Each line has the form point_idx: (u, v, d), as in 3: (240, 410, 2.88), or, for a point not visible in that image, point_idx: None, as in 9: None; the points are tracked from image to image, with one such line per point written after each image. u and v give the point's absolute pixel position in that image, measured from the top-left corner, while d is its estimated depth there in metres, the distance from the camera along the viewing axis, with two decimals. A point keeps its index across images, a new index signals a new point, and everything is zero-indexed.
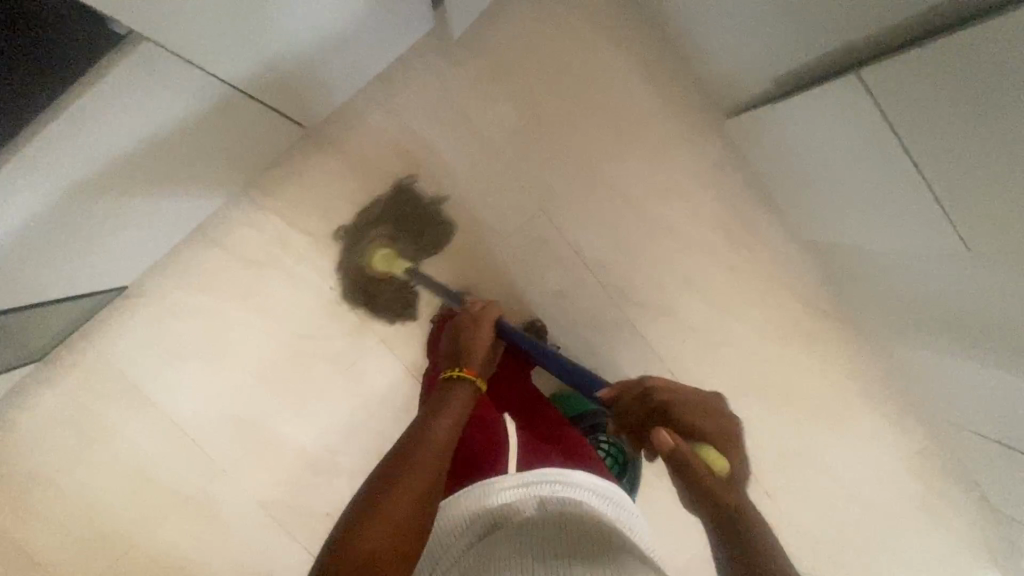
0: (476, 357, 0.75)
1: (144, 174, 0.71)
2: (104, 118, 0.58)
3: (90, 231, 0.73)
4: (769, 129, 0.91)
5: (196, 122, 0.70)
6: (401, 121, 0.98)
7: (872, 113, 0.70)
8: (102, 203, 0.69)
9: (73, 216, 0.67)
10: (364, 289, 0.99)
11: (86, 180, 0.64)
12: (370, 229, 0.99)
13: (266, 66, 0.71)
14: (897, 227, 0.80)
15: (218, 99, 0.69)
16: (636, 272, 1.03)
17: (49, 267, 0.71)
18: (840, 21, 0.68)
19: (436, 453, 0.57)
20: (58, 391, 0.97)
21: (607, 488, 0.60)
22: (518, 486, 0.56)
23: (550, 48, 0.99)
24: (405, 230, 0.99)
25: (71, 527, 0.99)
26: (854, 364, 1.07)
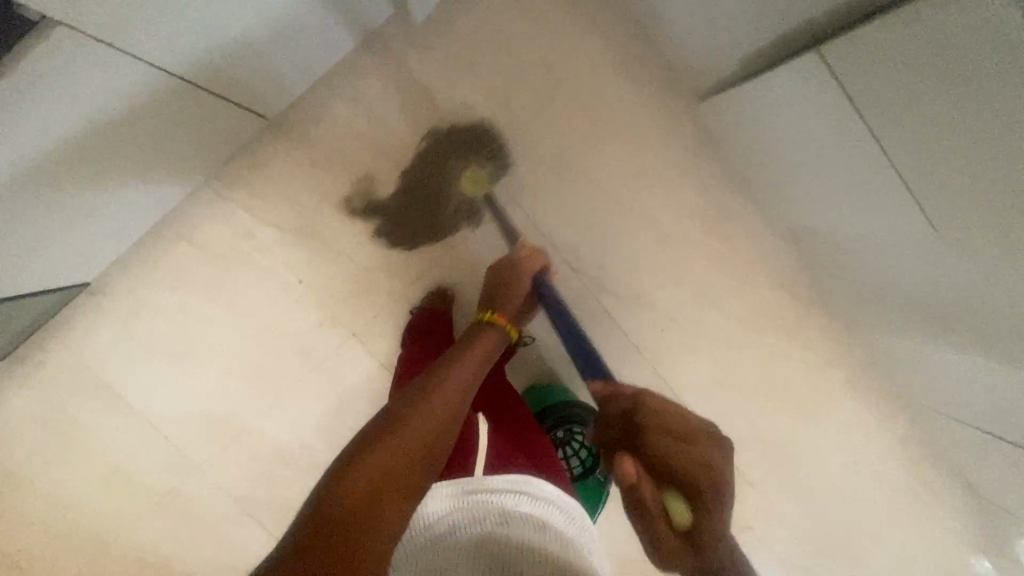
0: (510, 309, 0.80)
1: (90, 163, 0.71)
2: (35, 105, 0.58)
3: (33, 223, 0.72)
4: (740, 110, 0.89)
5: (136, 109, 0.69)
6: (365, 109, 0.96)
7: (838, 89, 0.68)
8: (46, 191, 0.69)
9: (18, 201, 0.67)
10: (429, 194, 0.98)
11: (25, 165, 0.64)
12: (469, 142, 0.98)
13: (206, 50, 0.69)
14: (867, 207, 0.79)
15: (156, 83, 0.68)
16: (609, 261, 1.01)
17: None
18: None
19: (441, 413, 0.57)
20: (23, 391, 0.96)
21: (571, 506, 0.59)
22: (484, 491, 0.54)
23: (517, 32, 0.96)
24: (497, 156, 0.98)
25: (39, 529, 0.98)
26: (832, 352, 1.05)
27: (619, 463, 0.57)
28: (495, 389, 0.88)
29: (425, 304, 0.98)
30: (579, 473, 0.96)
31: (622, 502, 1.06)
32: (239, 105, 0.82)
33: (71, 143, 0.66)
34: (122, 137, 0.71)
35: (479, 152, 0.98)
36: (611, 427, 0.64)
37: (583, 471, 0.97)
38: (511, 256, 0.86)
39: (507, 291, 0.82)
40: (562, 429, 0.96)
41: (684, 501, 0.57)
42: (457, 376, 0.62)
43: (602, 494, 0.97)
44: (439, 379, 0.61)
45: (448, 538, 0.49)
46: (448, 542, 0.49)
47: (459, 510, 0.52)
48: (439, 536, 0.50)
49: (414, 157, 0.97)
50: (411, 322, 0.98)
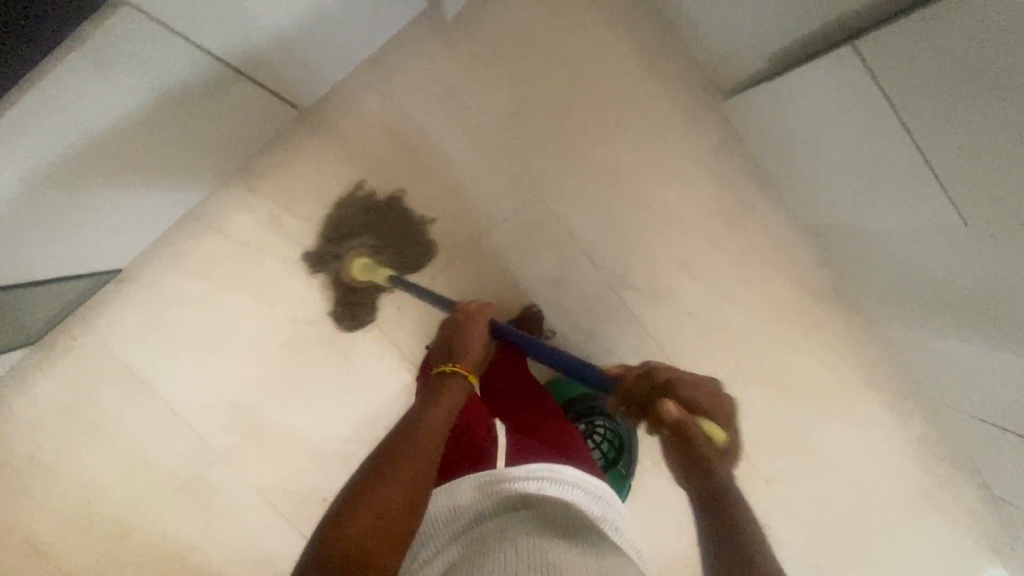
0: (474, 352, 0.74)
1: (132, 149, 0.73)
2: (88, 83, 0.60)
3: (76, 208, 0.74)
4: (765, 108, 0.91)
5: (183, 95, 0.71)
6: (394, 104, 0.97)
7: (870, 85, 0.70)
8: (90, 175, 0.71)
9: (64, 184, 0.69)
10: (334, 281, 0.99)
11: (75, 148, 0.66)
12: (366, 229, 0.98)
13: (253, 40, 0.72)
14: (893, 205, 0.80)
15: (204, 70, 0.70)
16: (631, 257, 1.03)
17: (40, 237, 0.73)
18: None
19: (417, 460, 0.53)
20: (50, 376, 0.97)
21: (596, 487, 0.59)
22: (508, 478, 0.55)
23: (545, 29, 0.98)
24: (395, 244, 0.99)
25: (65, 513, 0.99)
26: (851, 350, 1.06)
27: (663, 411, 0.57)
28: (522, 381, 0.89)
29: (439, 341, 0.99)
30: (602, 466, 0.96)
31: (642, 499, 1.07)
32: (275, 95, 0.84)
33: (113, 130, 0.68)
34: (160, 125, 0.73)
35: (383, 239, 0.98)
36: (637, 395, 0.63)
37: (605, 463, 0.97)
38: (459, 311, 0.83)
39: (465, 330, 0.78)
40: (584, 422, 0.97)
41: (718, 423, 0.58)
42: (436, 414, 0.60)
43: (625, 489, 0.96)
44: (419, 417, 0.59)
45: (473, 524, 0.51)
46: (477, 529, 0.50)
47: (484, 497, 0.53)
48: (464, 525, 0.51)
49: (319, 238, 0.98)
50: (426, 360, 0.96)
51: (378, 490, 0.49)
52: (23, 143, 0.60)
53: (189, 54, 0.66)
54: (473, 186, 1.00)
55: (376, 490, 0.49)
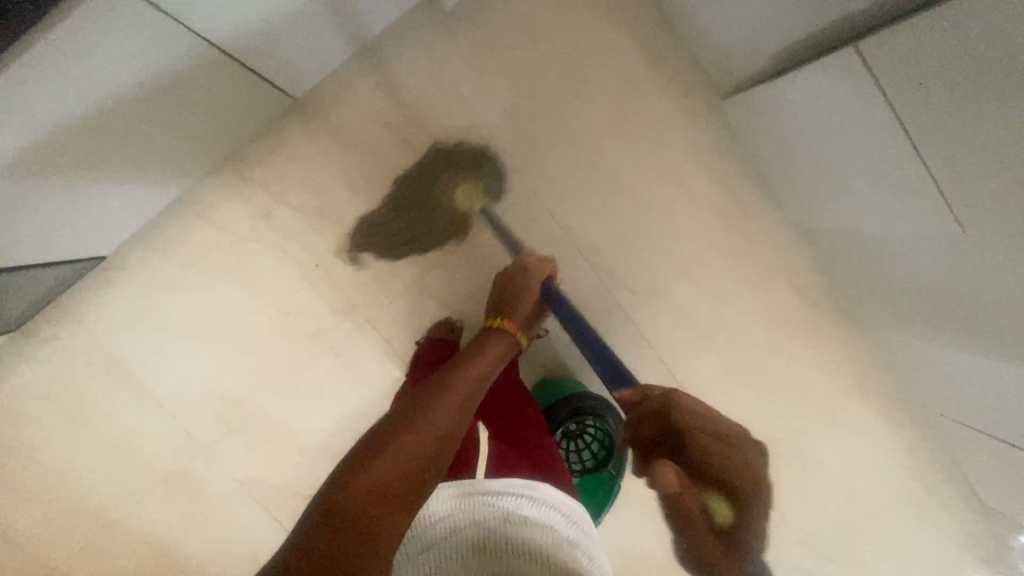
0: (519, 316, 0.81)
1: (120, 133, 0.72)
2: (73, 65, 0.58)
3: (62, 193, 0.73)
4: (765, 110, 0.90)
5: (174, 78, 0.70)
6: (391, 95, 0.96)
7: (871, 90, 0.69)
8: (74, 159, 0.70)
9: (47, 169, 0.68)
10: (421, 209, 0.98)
11: (61, 131, 0.64)
12: (452, 159, 0.98)
13: (249, 25, 0.70)
14: (891, 211, 0.79)
15: (196, 54, 0.69)
16: (626, 258, 1.02)
17: (22, 222, 0.72)
18: None
19: (450, 415, 0.54)
20: (32, 363, 0.96)
21: (572, 508, 0.59)
22: (490, 492, 0.55)
23: (545, 24, 0.97)
24: (482, 175, 0.99)
25: (45, 503, 0.98)
26: (845, 357, 1.06)
27: (660, 473, 0.56)
28: (513, 390, 0.88)
29: (434, 333, 0.98)
30: (591, 465, 0.97)
31: (631, 502, 1.06)
32: (269, 82, 0.83)
33: (100, 112, 0.66)
34: (150, 109, 0.71)
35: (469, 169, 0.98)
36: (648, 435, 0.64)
37: (594, 464, 0.97)
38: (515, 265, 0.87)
39: (512, 290, 0.84)
40: (574, 422, 0.95)
41: (725, 500, 0.56)
42: (474, 373, 0.63)
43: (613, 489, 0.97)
44: (454, 378, 0.60)
45: (448, 539, 0.50)
46: (455, 539, 0.50)
47: (460, 512, 0.52)
48: (439, 538, 0.50)
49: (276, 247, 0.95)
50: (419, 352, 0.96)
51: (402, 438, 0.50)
52: (4, 123, 0.59)
53: (180, 34, 0.65)
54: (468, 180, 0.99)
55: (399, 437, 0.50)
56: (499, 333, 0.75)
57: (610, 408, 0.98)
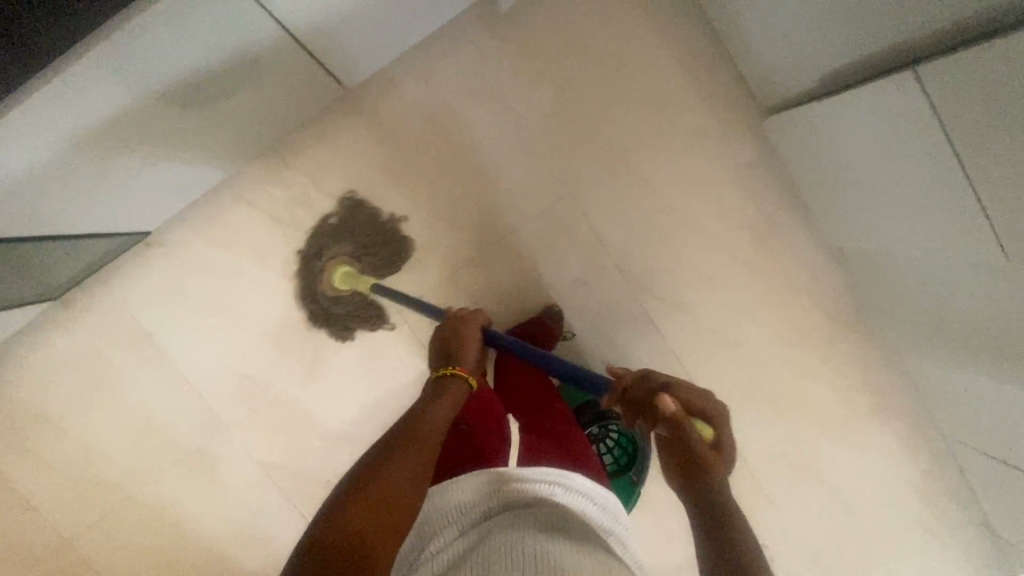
0: (468, 362, 0.72)
1: (178, 117, 0.73)
2: (141, 47, 0.61)
3: (114, 169, 0.74)
4: (805, 130, 0.91)
5: (236, 66, 0.71)
6: (436, 93, 0.97)
7: (916, 117, 0.70)
8: (129, 140, 0.72)
9: (105, 146, 0.70)
10: (317, 298, 0.98)
11: (123, 111, 0.67)
12: (333, 240, 0.98)
13: (313, 18, 0.72)
14: (926, 237, 0.80)
15: (261, 44, 0.70)
16: (656, 267, 1.03)
17: (74, 196, 0.73)
18: (896, 21, 0.69)
19: (409, 479, 0.49)
20: (62, 334, 0.97)
21: (604, 497, 0.60)
22: (522, 479, 0.56)
23: (592, 32, 0.98)
24: (371, 246, 0.98)
25: (63, 473, 0.99)
26: (867, 379, 1.07)
27: (661, 401, 0.56)
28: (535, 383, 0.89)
29: None
30: (613, 469, 0.98)
31: (646, 512, 1.06)
32: (326, 73, 0.84)
33: (166, 92, 0.68)
34: (211, 92, 0.73)
35: (354, 247, 0.98)
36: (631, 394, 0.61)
37: (617, 468, 0.98)
38: (449, 320, 0.79)
39: (457, 343, 0.74)
40: (598, 426, 0.97)
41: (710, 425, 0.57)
42: (430, 430, 0.56)
43: (635, 494, 0.97)
44: (414, 434, 0.54)
45: (483, 520, 0.51)
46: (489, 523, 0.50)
47: (491, 498, 0.53)
48: (472, 522, 0.51)
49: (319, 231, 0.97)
50: None
51: (366, 506, 0.45)
52: (71, 100, 0.61)
53: (257, 18, 0.67)
54: (500, 182, 1.00)
55: (360, 507, 0.44)
56: (450, 381, 0.67)
57: None
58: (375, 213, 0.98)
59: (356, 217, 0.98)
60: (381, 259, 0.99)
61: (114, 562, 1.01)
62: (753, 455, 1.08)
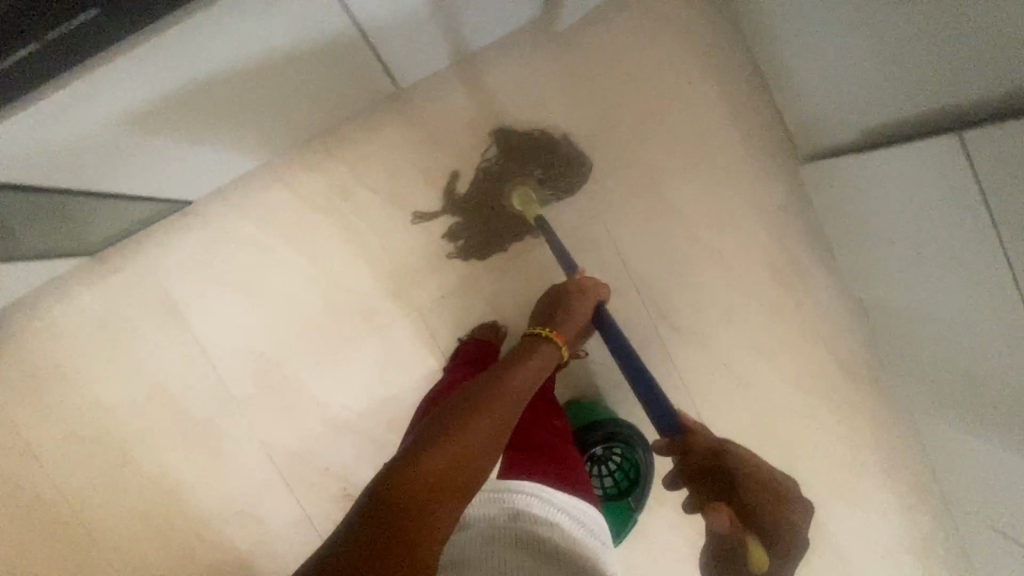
0: (567, 331, 0.77)
1: (236, 100, 0.76)
2: (210, 39, 0.62)
3: (166, 141, 0.77)
4: (841, 181, 0.93)
5: (305, 55, 0.74)
6: (483, 103, 1.00)
7: (954, 181, 0.71)
8: (184, 117, 0.74)
9: (158, 122, 0.72)
10: (478, 206, 1.01)
11: (181, 93, 0.69)
12: (519, 162, 1.01)
13: (383, 16, 0.74)
14: (953, 301, 0.81)
15: (329, 37, 0.73)
16: (677, 297, 1.04)
17: (124, 161, 0.76)
18: (942, 85, 0.70)
19: (496, 421, 0.54)
20: (91, 289, 0.99)
21: (582, 513, 0.65)
22: (504, 490, 0.62)
23: (642, 62, 1.00)
24: (547, 178, 1.01)
25: (69, 427, 1.00)
26: (877, 436, 1.06)
27: (713, 513, 0.63)
28: (542, 402, 0.90)
29: (477, 334, 1.00)
30: (612, 492, 0.98)
31: (639, 540, 1.06)
32: (383, 71, 0.87)
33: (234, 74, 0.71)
34: (275, 79, 0.76)
35: (536, 174, 1.01)
36: (698, 459, 0.68)
37: (616, 491, 0.99)
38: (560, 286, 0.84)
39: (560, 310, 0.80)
40: (603, 447, 0.97)
41: (763, 542, 0.63)
42: (519, 388, 0.61)
43: (631, 518, 0.99)
44: (503, 388, 0.59)
45: (462, 529, 0.57)
46: (467, 527, 0.57)
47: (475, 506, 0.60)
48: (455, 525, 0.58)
49: (355, 221, 1.00)
50: (458, 350, 0.99)
51: (452, 448, 0.49)
52: (133, 82, 0.63)
53: (331, 14, 0.69)
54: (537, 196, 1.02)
55: (445, 448, 0.49)
56: (542, 343, 0.72)
57: (642, 440, 0.99)
58: (541, 153, 1.01)
59: (552, 158, 1.01)
60: (549, 191, 1.01)
61: (108, 522, 1.02)
62: None
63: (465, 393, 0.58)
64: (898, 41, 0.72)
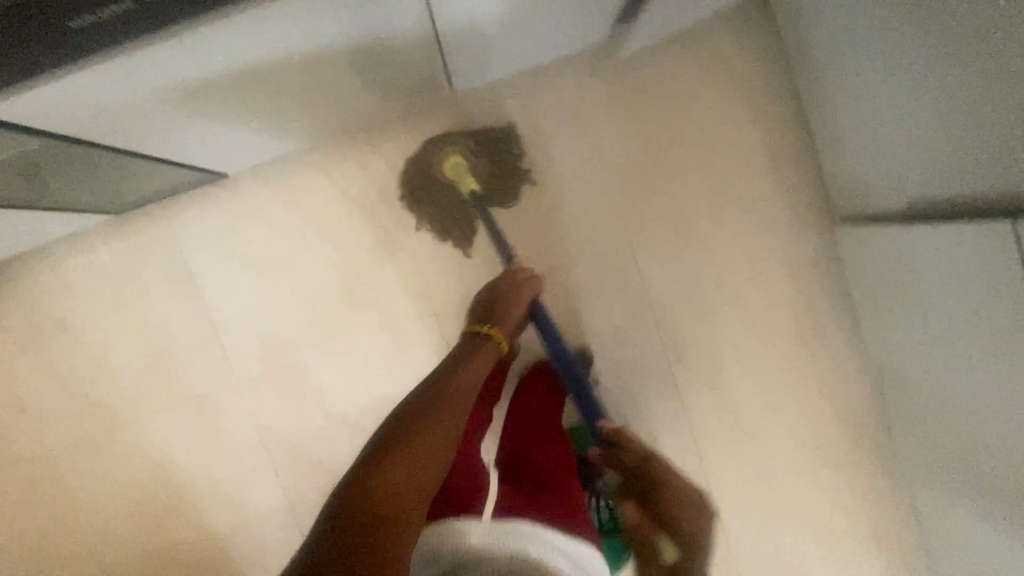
0: (509, 325, 0.78)
1: (295, 89, 0.74)
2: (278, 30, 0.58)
3: (214, 119, 0.75)
4: (875, 248, 0.93)
5: (377, 56, 0.73)
6: (532, 120, 1.00)
7: (989, 267, 0.72)
8: (234, 99, 0.71)
9: (200, 98, 0.67)
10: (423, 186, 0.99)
11: (229, 73, 0.63)
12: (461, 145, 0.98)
13: (461, 29, 0.73)
14: (972, 386, 0.81)
15: (405, 42, 0.71)
16: (695, 339, 1.04)
17: (168, 132, 0.74)
18: (986, 170, 0.72)
19: (449, 421, 0.57)
20: (110, 247, 0.98)
21: (580, 550, 0.62)
22: (498, 535, 0.58)
23: (694, 102, 1.01)
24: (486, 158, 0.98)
25: (67, 382, 0.99)
26: (874, 506, 1.06)
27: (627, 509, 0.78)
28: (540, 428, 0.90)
29: None
30: (605, 526, 0.97)
31: None
32: (443, 76, 0.87)
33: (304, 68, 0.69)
34: (341, 75, 0.75)
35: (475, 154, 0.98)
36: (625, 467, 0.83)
37: (610, 526, 0.98)
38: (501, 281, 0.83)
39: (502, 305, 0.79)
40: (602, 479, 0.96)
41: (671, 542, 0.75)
42: (466, 380, 0.63)
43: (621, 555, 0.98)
44: (450, 387, 0.61)
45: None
46: None
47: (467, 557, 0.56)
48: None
49: (386, 218, 0.99)
50: None
51: (407, 450, 0.51)
52: (175, 63, 0.57)
53: (414, 21, 0.68)
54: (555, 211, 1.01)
55: (404, 453, 0.51)
56: (482, 343, 0.72)
57: None
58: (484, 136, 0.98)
59: (521, 160, 1.00)
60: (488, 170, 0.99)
61: (90, 486, 1.00)
62: (742, 549, 1.06)
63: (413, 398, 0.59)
64: (951, 120, 0.73)
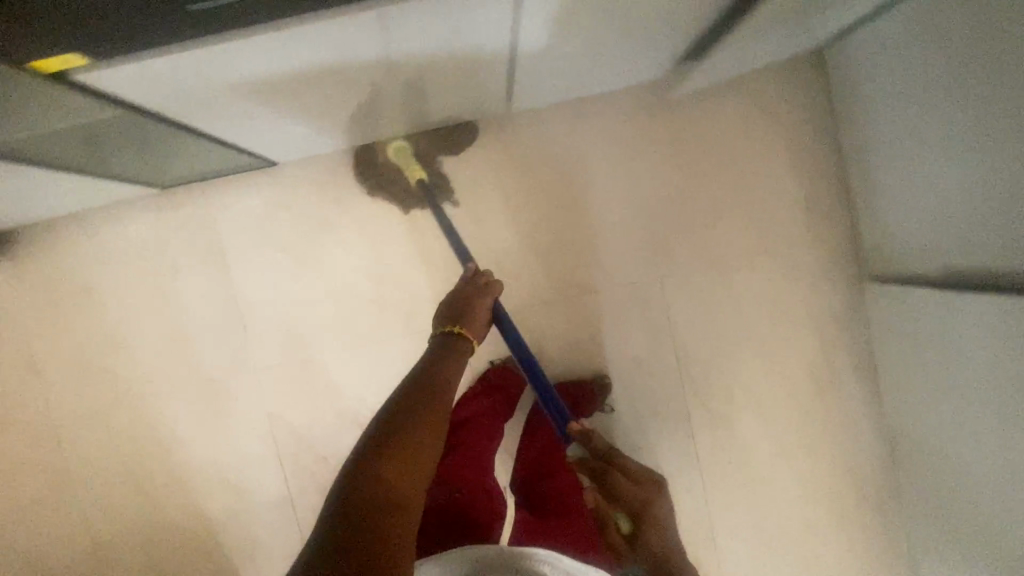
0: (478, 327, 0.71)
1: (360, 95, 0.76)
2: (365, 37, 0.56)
3: (278, 113, 0.75)
4: (901, 309, 0.95)
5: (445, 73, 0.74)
6: (578, 145, 1.02)
7: (1008, 342, 0.73)
8: (302, 95, 0.71)
9: (273, 92, 0.67)
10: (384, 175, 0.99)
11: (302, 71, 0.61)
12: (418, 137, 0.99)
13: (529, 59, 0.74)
14: (983, 458, 0.81)
15: (473, 65, 0.73)
16: (712, 377, 1.04)
17: (229, 120, 0.74)
18: (1007, 243, 0.73)
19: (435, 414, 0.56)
20: (147, 219, 0.98)
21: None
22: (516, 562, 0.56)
23: (738, 146, 1.03)
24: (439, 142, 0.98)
25: (84, 347, 0.99)
26: (872, 566, 1.05)
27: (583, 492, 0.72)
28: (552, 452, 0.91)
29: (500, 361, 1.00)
30: None
31: None
32: (501, 94, 0.89)
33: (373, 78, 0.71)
34: (405, 86, 0.76)
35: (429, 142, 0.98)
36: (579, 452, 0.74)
37: None
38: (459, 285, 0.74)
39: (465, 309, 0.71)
40: None
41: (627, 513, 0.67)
42: (445, 374, 0.62)
43: None
44: (429, 388, 0.58)
45: None
46: None
47: None
48: None
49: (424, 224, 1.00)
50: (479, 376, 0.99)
51: (398, 447, 0.50)
52: (253, 57, 0.55)
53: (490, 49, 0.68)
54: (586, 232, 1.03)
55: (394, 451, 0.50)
56: (450, 348, 0.66)
57: None
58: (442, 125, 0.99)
59: (558, 180, 1.02)
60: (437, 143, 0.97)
61: (93, 455, 1.00)
62: None
63: (391, 403, 0.56)
64: (984, 193, 0.75)
